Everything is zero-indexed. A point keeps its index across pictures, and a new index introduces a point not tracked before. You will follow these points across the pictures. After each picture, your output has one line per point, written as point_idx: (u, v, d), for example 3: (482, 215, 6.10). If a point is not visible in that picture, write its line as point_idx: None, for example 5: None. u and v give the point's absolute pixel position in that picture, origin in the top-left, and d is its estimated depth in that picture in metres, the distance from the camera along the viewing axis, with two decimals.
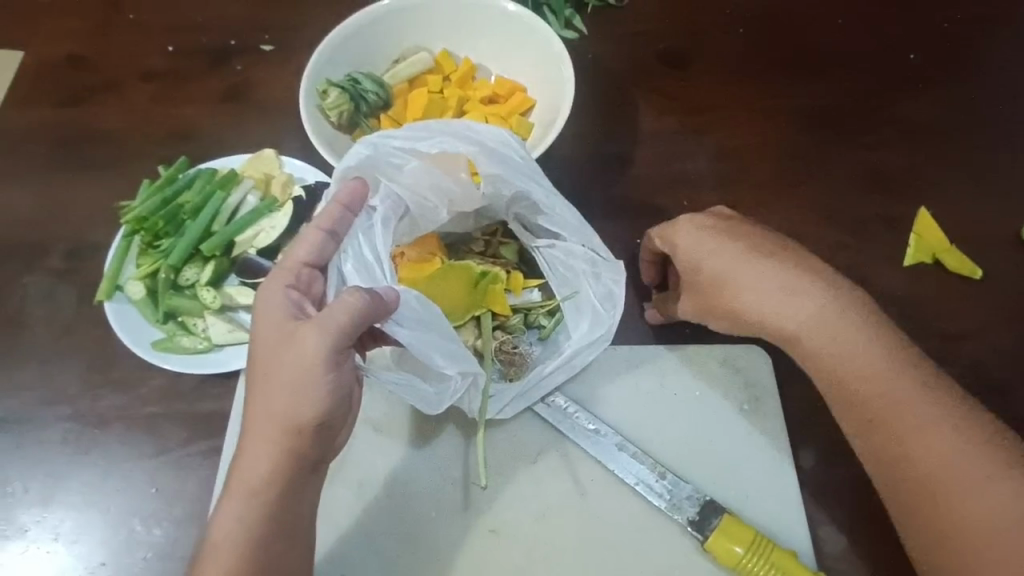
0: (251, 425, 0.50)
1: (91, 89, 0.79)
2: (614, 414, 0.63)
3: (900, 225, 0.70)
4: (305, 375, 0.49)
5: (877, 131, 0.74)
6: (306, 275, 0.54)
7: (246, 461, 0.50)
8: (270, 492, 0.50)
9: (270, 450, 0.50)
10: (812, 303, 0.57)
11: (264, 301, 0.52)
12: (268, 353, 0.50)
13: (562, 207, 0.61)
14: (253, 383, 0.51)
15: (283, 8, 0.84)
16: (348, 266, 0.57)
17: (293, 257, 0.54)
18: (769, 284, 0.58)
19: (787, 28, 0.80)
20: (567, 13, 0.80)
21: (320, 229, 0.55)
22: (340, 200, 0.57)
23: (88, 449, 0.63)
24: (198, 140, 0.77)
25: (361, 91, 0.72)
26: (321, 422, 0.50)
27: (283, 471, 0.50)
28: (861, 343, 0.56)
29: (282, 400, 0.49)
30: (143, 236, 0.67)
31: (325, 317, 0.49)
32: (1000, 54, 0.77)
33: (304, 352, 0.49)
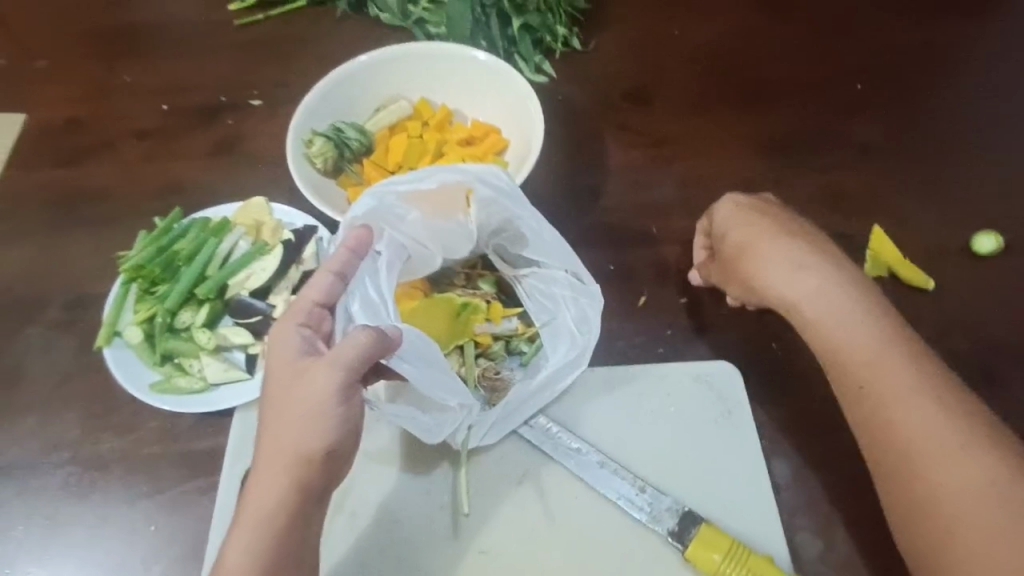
0: (263, 455, 0.53)
1: (90, 149, 0.84)
2: (595, 433, 0.66)
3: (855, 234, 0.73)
4: (318, 407, 0.52)
5: (830, 155, 0.80)
6: (316, 314, 0.57)
7: (256, 488, 0.52)
8: (281, 522, 0.52)
9: (280, 479, 0.52)
10: (818, 277, 0.63)
11: (277, 339, 0.55)
12: (280, 387, 0.53)
13: (552, 240, 0.65)
14: (265, 420, 0.54)
15: (270, 65, 0.89)
16: (354, 305, 0.59)
17: (305, 296, 0.57)
18: (789, 258, 0.64)
19: (740, 63, 0.86)
20: (536, 59, 0.86)
21: (331, 271, 0.58)
22: (348, 244, 0.60)
23: (88, 493, 0.65)
24: (193, 191, 0.82)
25: (344, 138, 0.77)
26: (329, 452, 0.53)
27: (294, 496, 0.52)
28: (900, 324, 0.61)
29: (295, 431, 0.52)
30: (140, 283, 0.70)
31: (337, 354, 0.52)
32: (939, 79, 0.83)
33: (316, 387, 0.52)
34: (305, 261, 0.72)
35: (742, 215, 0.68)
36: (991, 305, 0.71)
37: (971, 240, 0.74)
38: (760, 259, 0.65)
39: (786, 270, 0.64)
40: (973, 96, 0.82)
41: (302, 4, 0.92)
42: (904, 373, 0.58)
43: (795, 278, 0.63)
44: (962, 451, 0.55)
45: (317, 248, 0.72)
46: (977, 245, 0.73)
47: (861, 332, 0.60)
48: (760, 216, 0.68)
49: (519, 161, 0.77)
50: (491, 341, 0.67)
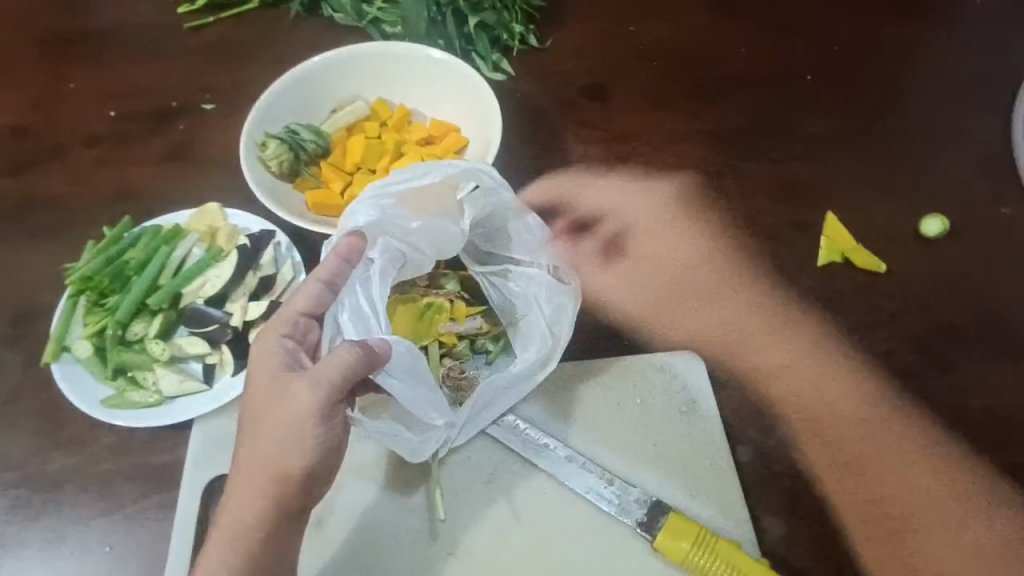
0: (239, 471, 0.52)
1: (37, 157, 0.82)
2: (563, 428, 0.66)
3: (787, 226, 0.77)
4: (298, 426, 0.51)
5: (784, 147, 0.81)
6: (302, 324, 0.57)
7: (230, 507, 0.51)
8: (247, 535, 0.51)
9: (253, 499, 0.51)
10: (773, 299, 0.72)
11: (260, 353, 0.54)
12: (261, 404, 0.52)
13: (545, 236, 0.67)
14: (243, 438, 0.52)
15: (223, 68, 0.87)
16: (343, 315, 0.58)
17: (289, 308, 0.57)
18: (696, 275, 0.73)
19: (694, 58, 0.87)
20: (494, 57, 0.86)
21: (320, 280, 0.58)
22: (338, 250, 0.59)
23: (39, 514, 0.63)
24: (145, 198, 0.79)
25: (299, 141, 0.75)
26: (309, 472, 0.51)
27: (268, 512, 0.51)
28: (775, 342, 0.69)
29: (274, 451, 0.51)
30: (89, 295, 0.68)
31: (320, 372, 0.51)
32: (886, 68, 0.85)
33: (297, 406, 0.51)
34: (262, 267, 0.70)
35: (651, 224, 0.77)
36: (942, 286, 0.73)
37: (918, 223, 0.76)
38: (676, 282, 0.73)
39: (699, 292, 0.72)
40: (922, 81, 0.84)
41: (254, 5, 0.90)
42: (792, 342, 0.69)
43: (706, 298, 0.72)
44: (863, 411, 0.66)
45: (275, 253, 0.70)
46: (924, 228, 0.75)
47: (755, 309, 0.71)
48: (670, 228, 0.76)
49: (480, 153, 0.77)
50: (456, 342, 0.66)
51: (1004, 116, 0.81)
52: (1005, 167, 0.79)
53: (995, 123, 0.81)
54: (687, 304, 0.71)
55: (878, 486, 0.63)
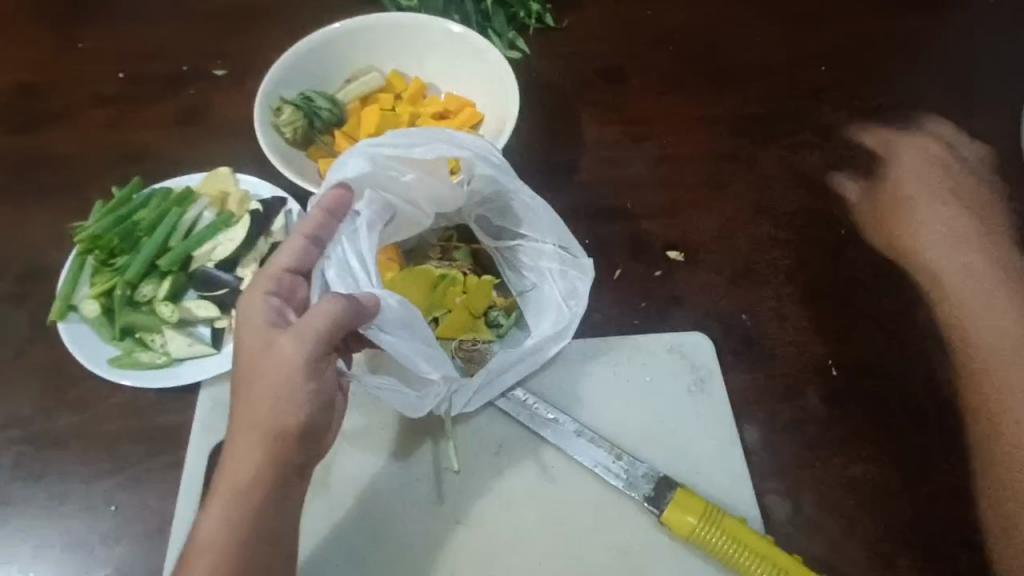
0: (233, 430, 0.51)
1: (45, 116, 0.80)
2: (572, 404, 0.66)
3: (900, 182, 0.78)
4: (287, 380, 0.51)
5: (797, 137, 0.81)
6: (288, 281, 0.56)
7: (230, 462, 0.50)
8: (251, 492, 0.50)
9: (252, 454, 0.50)
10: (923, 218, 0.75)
11: (247, 309, 0.54)
12: (248, 360, 0.51)
13: (546, 215, 0.65)
14: (234, 393, 0.52)
15: (235, 34, 0.86)
16: (329, 272, 0.57)
17: (275, 264, 0.56)
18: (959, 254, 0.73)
19: (710, 43, 0.87)
20: (511, 35, 0.86)
21: (305, 236, 0.57)
22: (324, 206, 0.58)
23: (44, 471, 0.62)
24: (156, 162, 0.79)
25: (315, 108, 0.75)
26: (301, 428, 0.52)
27: (265, 469, 0.50)
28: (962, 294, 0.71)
29: (268, 405, 0.50)
30: (97, 255, 0.67)
31: (304, 323, 0.51)
32: (901, 61, 0.85)
33: (284, 359, 0.51)
34: (275, 233, 0.69)
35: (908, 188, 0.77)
36: None
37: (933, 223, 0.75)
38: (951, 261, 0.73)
39: (891, 281, 0.72)
40: (936, 75, 0.84)
41: None
42: (947, 269, 0.73)
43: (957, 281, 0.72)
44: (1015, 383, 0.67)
45: (286, 221, 0.70)
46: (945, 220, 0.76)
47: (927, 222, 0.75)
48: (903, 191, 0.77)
49: (496, 128, 0.76)
50: (471, 317, 0.66)
51: (1014, 116, 0.82)
52: (1016, 163, 0.79)
53: (1005, 121, 0.82)
54: (890, 202, 0.77)
55: (882, 468, 0.64)
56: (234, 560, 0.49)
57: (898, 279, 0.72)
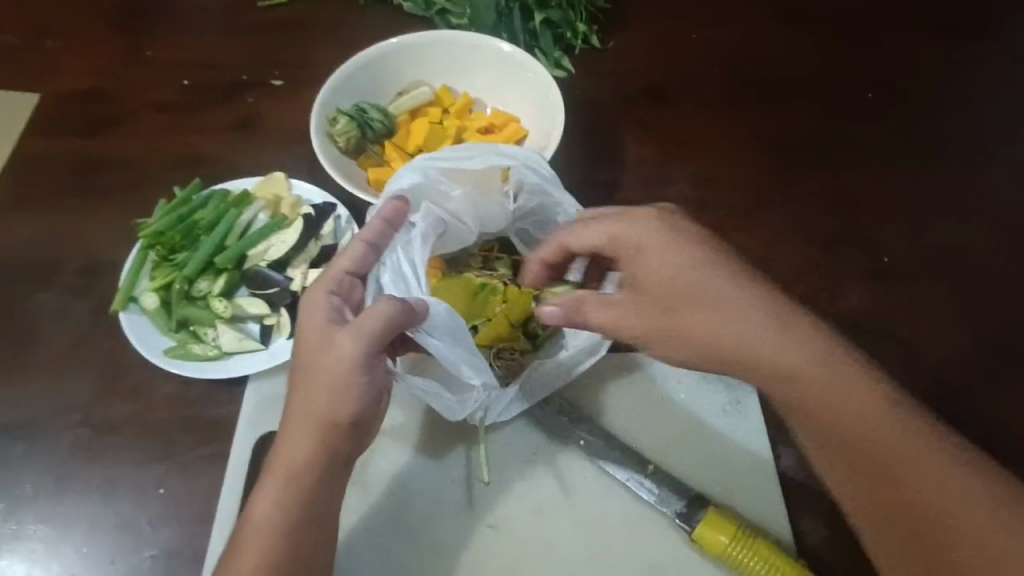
0: (289, 420, 0.53)
1: (111, 120, 0.85)
2: (606, 416, 0.67)
3: (704, 291, 0.58)
4: (344, 376, 0.52)
5: (840, 162, 0.81)
6: (346, 283, 0.58)
7: (284, 448, 0.53)
8: (303, 479, 0.52)
9: (306, 444, 0.52)
10: (707, 312, 0.57)
11: (309, 306, 0.56)
12: (309, 353, 0.54)
13: None
14: (293, 385, 0.54)
15: (292, 48, 0.91)
16: (384, 277, 0.60)
17: (336, 266, 0.58)
18: (748, 319, 0.57)
19: (754, 67, 0.87)
20: (556, 54, 0.88)
21: (364, 242, 0.59)
22: (382, 214, 0.60)
23: (97, 454, 0.65)
24: (215, 166, 0.83)
25: (367, 119, 0.78)
26: (353, 422, 0.54)
27: (317, 456, 0.53)
28: (859, 396, 0.55)
29: (324, 398, 0.53)
30: (159, 250, 0.70)
31: (363, 322, 0.53)
32: (948, 90, 0.85)
33: (343, 356, 0.52)
34: (324, 237, 0.72)
35: (685, 284, 0.58)
36: (986, 311, 0.73)
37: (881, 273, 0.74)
38: (721, 331, 0.57)
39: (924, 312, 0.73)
40: (982, 105, 0.84)
41: None
42: (793, 357, 0.56)
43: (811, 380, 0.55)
44: (926, 461, 0.53)
45: (336, 226, 0.73)
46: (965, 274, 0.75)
47: (721, 317, 0.57)
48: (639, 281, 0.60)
49: (540, 144, 0.79)
50: (508, 326, 0.66)
51: None
52: None
53: None
54: (668, 307, 0.58)
55: None
56: (285, 544, 0.51)
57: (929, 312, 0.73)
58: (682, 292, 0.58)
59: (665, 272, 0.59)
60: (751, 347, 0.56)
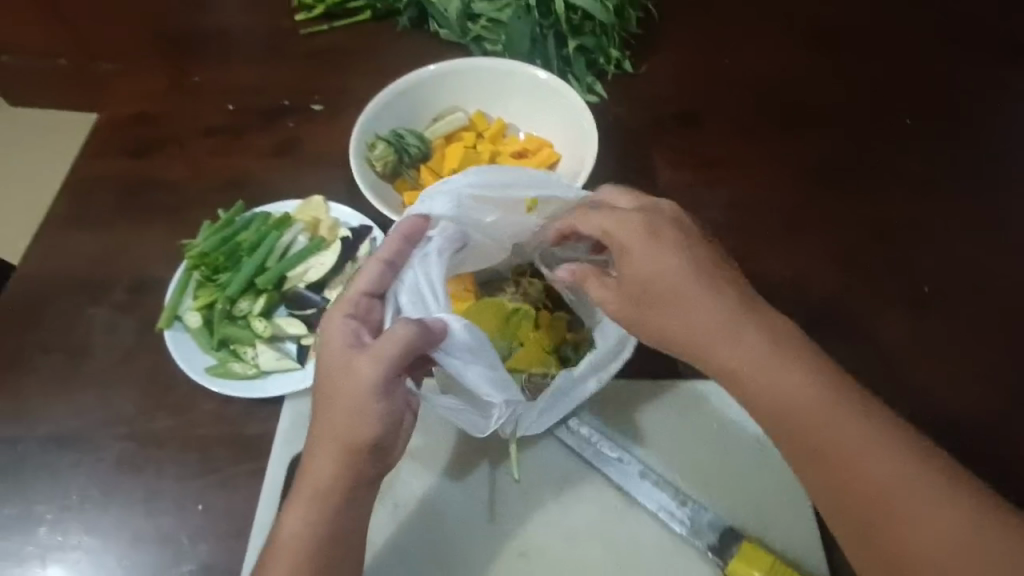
0: (313, 440, 0.54)
1: (161, 143, 0.89)
2: (637, 444, 0.66)
3: (684, 278, 0.55)
4: (362, 400, 0.53)
5: (877, 187, 0.80)
6: (364, 303, 0.59)
7: (309, 467, 0.54)
8: (328, 496, 0.53)
9: (328, 464, 0.53)
10: (688, 299, 0.55)
11: (328, 329, 0.56)
12: (329, 377, 0.54)
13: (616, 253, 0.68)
14: (314, 407, 0.55)
15: (333, 74, 0.94)
16: (403, 295, 0.61)
17: (354, 287, 0.59)
18: (711, 309, 0.54)
19: (788, 92, 0.87)
20: (589, 80, 0.90)
21: (381, 260, 0.60)
22: (400, 231, 0.62)
23: (141, 468, 0.67)
24: (256, 188, 0.86)
25: (404, 144, 0.80)
26: (376, 442, 0.54)
27: (341, 476, 0.53)
28: (805, 387, 0.51)
29: (344, 421, 0.53)
30: (202, 271, 0.73)
31: (381, 347, 0.53)
32: (989, 116, 0.84)
33: (360, 380, 0.53)
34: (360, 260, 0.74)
35: (662, 284, 0.55)
36: None
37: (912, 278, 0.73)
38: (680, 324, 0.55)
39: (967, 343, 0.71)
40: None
41: (365, 16, 0.97)
42: (753, 349, 0.53)
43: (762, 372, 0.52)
44: (879, 461, 0.49)
45: (371, 248, 0.75)
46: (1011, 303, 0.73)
47: (688, 301, 0.55)
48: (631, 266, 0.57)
49: (572, 171, 0.80)
50: (542, 352, 0.68)
51: None
52: None
53: None
54: (656, 296, 0.56)
55: None
56: (315, 558, 0.53)
57: (972, 342, 0.71)
58: (662, 290, 0.56)
59: (651, 262, 0.56)
60: (702, 340, 0.54)
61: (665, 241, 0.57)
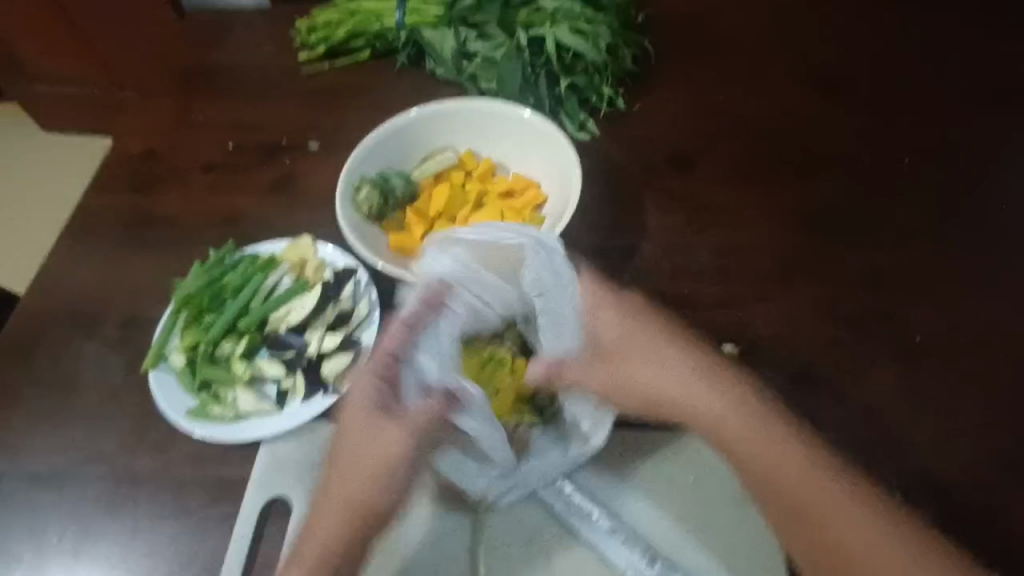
0: (328, 499, 0.61)
1: (162, 179, 0.92)
2: (610, 498, 0.65)
3: (656, 350, 0.62)
4: (384, 468, 0.60)
5: (872, 232, 0.78)
6: (390, 365, 0.61)
7: (317, 524, 0.60)
8: (335, 556, 0.59)
9: (341, 523, 0.60)
10: (674, 370, 0.61)
11: (358, 387, 0.62)
12: (357, 437, 0.61)
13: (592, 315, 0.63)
14: (338, 465, 0.62)
15: (331, 113, 0.96)
16: (427, 364, 0.60)
17: (380, 350, 0.61)
18: (680, 366, 0.62)
19: (782, 133, 0.86)
20: (581, 117, 0.90)
21: (404, 324, 0.60)
22: (426, 298, 0.61)
23: (119, 506, 0.69)
24: (249, 225, 0.87)
25: (390, 187, 0.80)
26: (383, 508, 0.61)
27: (352, 536, 0.60)
28: (779, 450, 0.57)
29: (365, 485, 0.60)
30: (189, 311, 0.74)
31: (413, 419, 0.61)
32: (991, 160, 0.81)
33: (389, 449, 0.60)
34: (342, 301, 0.75)
35: (637, 340, 0.63)
36: None
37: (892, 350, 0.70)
38: (653, 374, 0.61)
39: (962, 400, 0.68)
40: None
41: (365, 55, 0.99)
42: (712, 403, 0.60)
43: (746, 428, 0.59)
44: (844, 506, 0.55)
45: (354, 289, 0.76)
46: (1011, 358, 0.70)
47: (670, 368, 0.62)
48: (619, 344, 0.63)
49: (558, 210, 0.79)
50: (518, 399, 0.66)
51: None
52: None
53: None
54: (636, 364, 0.62)
55: None
56: None
57: (968, 399, 0.68)
58: (631, 347, 0.63)
59: (627, 336, 0.63)
60: (680, 393, 0.61)
61: (641, 314, 0.64)
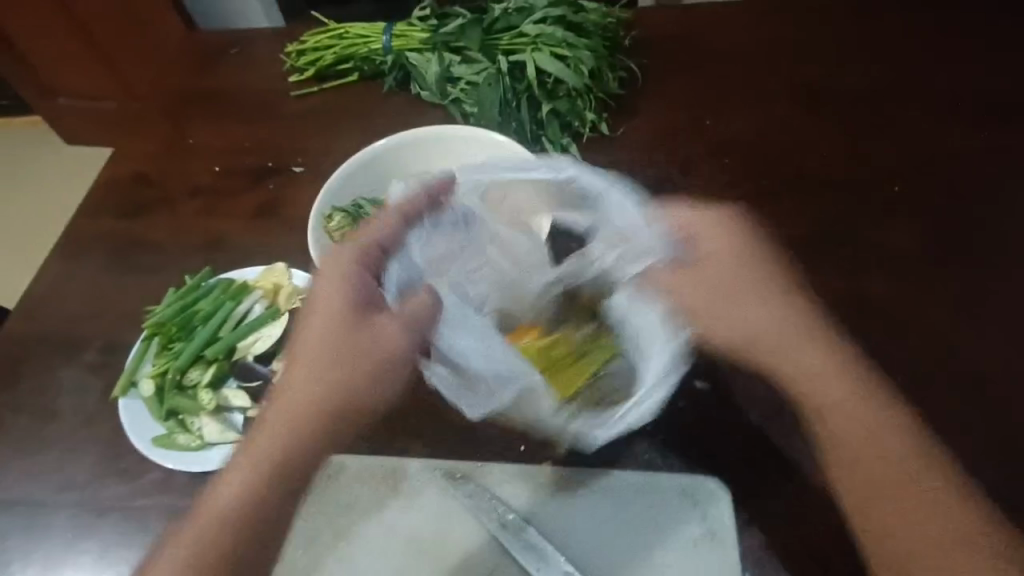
0: (279, 395, 0.63)
1: (150, 203, 0.93)
2: (567, 539, 0.66)
3: (756, 290, 0.65)
4: (368, 355, 0.62)
5: (858, 263, 0.76)
6: (374, 255, 0.64)
7: (267, 416, 0.63)
8: (277, 460, 0.62)
9: (293, 421, 0.62)
10: (758, 310, 0.64)
11: (334, 270, 0.63)
12: (320, 332, 0.62)
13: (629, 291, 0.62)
14: (292, 355, 0.63)
15: (318, 136, 0.96)
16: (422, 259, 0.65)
17: (367, 236, 0.64)
18: (775, 313, 0.64)
19: (770, 158, 0.84)
20: (564, 142, 0.89)
21: (400, 212, 0.65)
22: (429, 189, 0.65)
23: (86, 535, 0.69)
24: (230, 250, 0.88)
25: (362, 214, 0.80)
26: (346, 406, 0.63)
27: (299, 441, 0.62)
28: (867, 414, 0.61)
29: (322, 384, 0.62)
30: (160, 339, 0.76)
31: (405, 313, 0.62)
32: (984, 189, 0.79)
33: (375, 338, 0.62)
34: None
35: (724, 282, 0.65)
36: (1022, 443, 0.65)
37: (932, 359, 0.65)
38: (730, 321, 0.64)
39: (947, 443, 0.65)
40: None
41: (354, 78, 1.00)
42: (813, 354, 0.63)
43: (821, 380, 0.62)
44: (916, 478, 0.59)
45: None
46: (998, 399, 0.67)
47: (778, 322, 0.64)
48: (708, 287, 0.65)
49: None
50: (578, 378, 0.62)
51: None
52: None
53: None
54: (736, 303, 0.65)
55: None
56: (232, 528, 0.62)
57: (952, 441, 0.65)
58: (712, 287, 0.65)
59: (725, 270, 0.65)
60: (770, 341, 0.64)
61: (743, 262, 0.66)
